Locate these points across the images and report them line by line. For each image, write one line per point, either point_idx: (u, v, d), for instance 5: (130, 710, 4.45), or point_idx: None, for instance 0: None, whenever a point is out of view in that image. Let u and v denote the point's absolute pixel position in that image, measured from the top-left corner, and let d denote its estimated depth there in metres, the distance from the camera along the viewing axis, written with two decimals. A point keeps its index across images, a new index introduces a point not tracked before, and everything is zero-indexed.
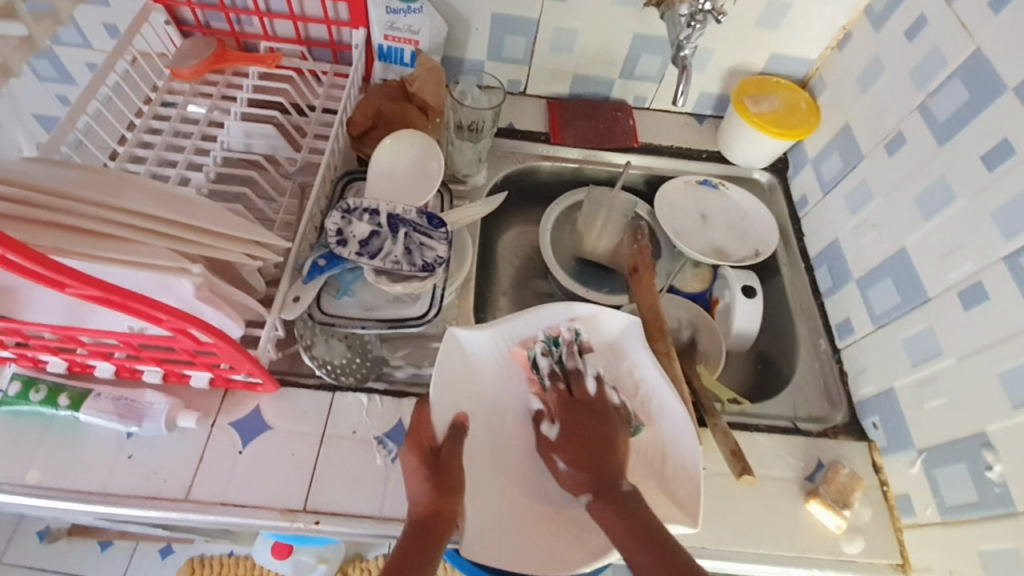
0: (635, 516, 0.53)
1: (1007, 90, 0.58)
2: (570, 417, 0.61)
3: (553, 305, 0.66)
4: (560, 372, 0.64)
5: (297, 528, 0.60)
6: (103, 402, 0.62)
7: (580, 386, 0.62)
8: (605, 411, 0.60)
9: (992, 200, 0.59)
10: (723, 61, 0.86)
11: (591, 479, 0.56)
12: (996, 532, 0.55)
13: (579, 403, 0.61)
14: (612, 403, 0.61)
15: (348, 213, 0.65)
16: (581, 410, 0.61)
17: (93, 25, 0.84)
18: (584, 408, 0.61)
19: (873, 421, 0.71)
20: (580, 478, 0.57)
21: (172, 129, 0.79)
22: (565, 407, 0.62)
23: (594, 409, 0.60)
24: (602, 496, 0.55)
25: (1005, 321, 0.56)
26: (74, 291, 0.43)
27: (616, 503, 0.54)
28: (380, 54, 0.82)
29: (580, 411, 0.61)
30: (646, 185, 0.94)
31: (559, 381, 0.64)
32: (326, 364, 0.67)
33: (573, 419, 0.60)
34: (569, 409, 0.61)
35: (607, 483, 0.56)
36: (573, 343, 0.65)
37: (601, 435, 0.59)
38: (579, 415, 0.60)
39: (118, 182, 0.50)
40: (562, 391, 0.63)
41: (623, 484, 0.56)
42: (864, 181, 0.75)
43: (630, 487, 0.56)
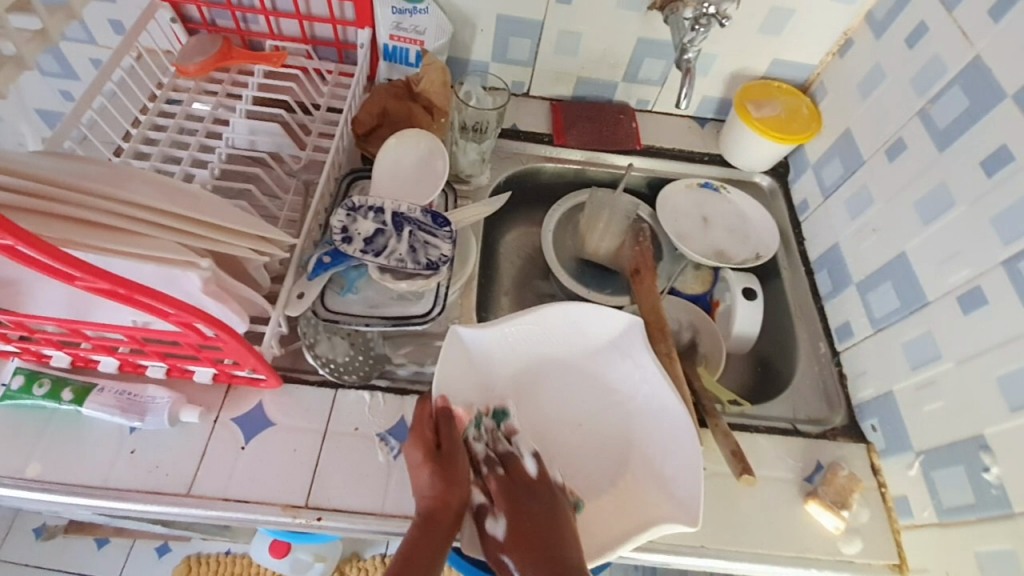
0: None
1: (1007, 96, 0.58)
2: (516, 509, 0.55)
3: (555, 305, 0.65)
4: (495, 458, 0.60)
5: (298, 524, 0.60)
6: (106, 396, 0.62)
7: (516, 467, 0.59)
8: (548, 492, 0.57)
9: (992, 205, 0.59)
10: (725, 65, 0.87)
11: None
12: (994, 533, 0.56)
13: (520, 485, 0.57)
14: (553, 483, 0.59)
15: (353, 211, 0.66)
16: (520, 501, 0.55)
17: (100, 21, 0.84)
18: (525, 495, 0.56)
19: (872, 424, 0.71)
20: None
21: (177, 126, 0.80)
22: (507, 499, 0.55)
23: (538, 502, 0.56)
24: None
25: (1004, 325, 0.57)
26: (83, 283, 0.43)
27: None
28: (386, 53, 0.83)
29: (524, 497, 0.56)
30: (648, 187, 0.95)
31: (497, 467, 0.58)
32: (329, 362, 0.66)
33: (517, 508, 0.55)
34: (510, 496, 0.56)
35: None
36: (496, 430, 0.62)
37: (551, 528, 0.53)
38: (522, 504, 0.55)
39: (127, 175, 0.50)
40: (500, 477, 0.58)
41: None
42: (864, 186, 0.76)
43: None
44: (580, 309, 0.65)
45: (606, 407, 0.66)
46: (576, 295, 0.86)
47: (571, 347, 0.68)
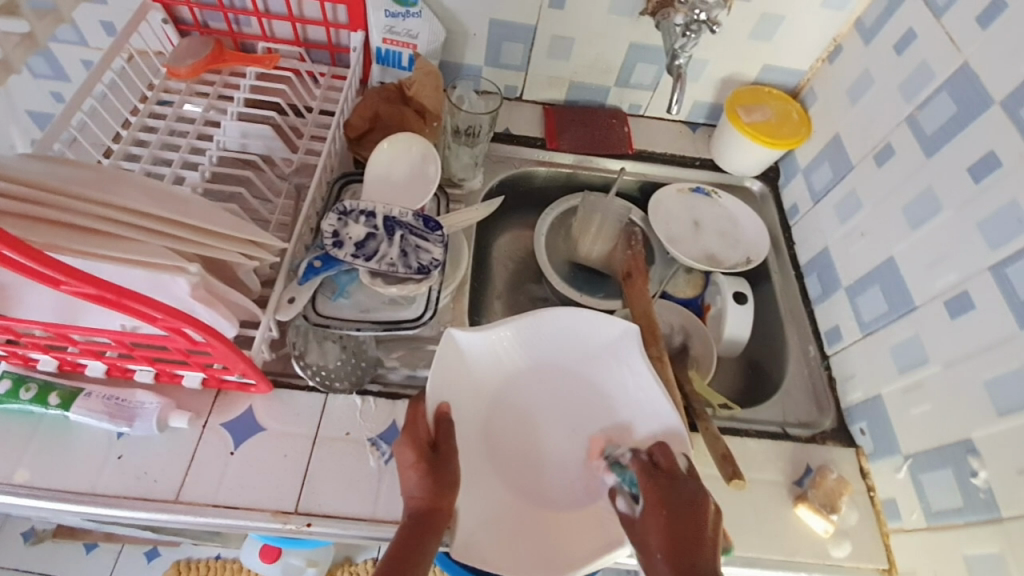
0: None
1: (994, 104, 0.59)
2: (664, 494, 0.53)
3: (552, 310, 0.65)
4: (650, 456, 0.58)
5: (288, 530, 0.60)
6: (94, 401, 0.61)
7: (667, 461, 0.57)
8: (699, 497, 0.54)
9: (979, 211, 0.60)
10: (717, 70, 0.87)
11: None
12: (982, 536, 0.56)
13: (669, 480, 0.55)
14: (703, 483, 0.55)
15: (345, 215, 0.66)
16: (682, 497, 0.53)
17: (91, 22, 0.84)
18: (674, 486, 0.54)
19: (860, 427, 0.72)
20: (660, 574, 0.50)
21: (168, 129, 0.79)
22: (660, 486, 0.54)
23: (688, 491, 0.54)
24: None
25: (990, 330, 0.57)
26: (69, 288, 0.43)
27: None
28: (378, 57, 0.83)
29: (669, 490, 0.54)
30: (639, 191, 0.95)
31: (645, 450, 0.58)
32: (320, 370, 0.66)
33: (667, 502, 0.53)
34: (657, 485, 0.54)
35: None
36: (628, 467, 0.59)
37: (691, 520, 0.52)
38: (673, 496, 0.53)
39: (116, 179, 0.50)
40: (651, 472, 0.56)
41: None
42: (853, 191, 0.77)
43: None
44: (574, 314, 0.65)
45: (600, 414, 0.66)
46: (567, 298, 0.85)
47: (568, 353, 0.67)
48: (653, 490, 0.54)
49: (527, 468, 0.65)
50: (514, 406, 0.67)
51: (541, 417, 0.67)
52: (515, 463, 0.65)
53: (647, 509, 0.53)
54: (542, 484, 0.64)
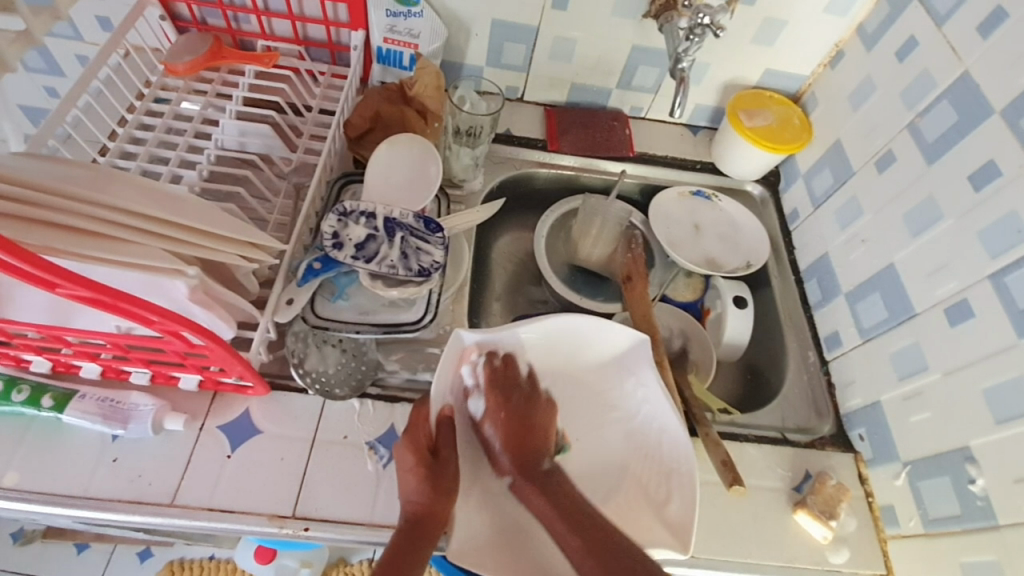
0: (562, 498, 0.58)
1: (994, 113, 0.59)
2: (505, 393, 0.63)
3: (564, 319, 0.64)
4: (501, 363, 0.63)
5: (285, 534, 0.59)
6: (88, 403, 0.61)
7: (511, 368, 0.64)
8: (531, 396, 0.64)
9: (979, 219, 0.60)
10: (719, 74, 0.87)
11: (513, 460, 0.60)
12: (979, 544, 0.57)
13: (512, 386, 0.63)
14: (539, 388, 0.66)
15: (344, 216, 0.65)
16: (509, 391, 0.63)
17: (87, 18, 0.83)
18: (507, 381, 0.63)
19: (859, 433, 0.72)
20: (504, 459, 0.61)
21: (165, 126, 0.78)
22: (498, 388, 0.62)
23: (514, 389, 0.63)
24: (528, 476, 0.59)
25: (988, 339, 0.58)
26: (64, 291, 0.43)
27: (542, 484, 0.58)
28: (379, 56, 0.82)
29: (510, 391, 0.63)
30: (640, 194, 0.95)
31: (496, 358, 0.63)
32: (319, 377, 0.66)
33: (505, 401, 0.62)
34: (497, 384, 0.62)
35: (531, 464, 0.60)
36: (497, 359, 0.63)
37: (526, 417, 0.63)
38: (509, 393, 0.63)
39: (114, 179, 0.49)
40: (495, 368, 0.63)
41: (546, 463, 0.61)
42: (854, 197, 0.77)
43: (549, 468, 0.60)
44: (587, 322, 0.64)
45: (603, 423, 0.66)
46: (567, 301, 0.85)
47: (578, 361, 0.67)
48: (492, 394, 0.62)
49: None
50: None
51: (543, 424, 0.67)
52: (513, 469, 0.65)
53: (489, 397, 0.62)
54: None
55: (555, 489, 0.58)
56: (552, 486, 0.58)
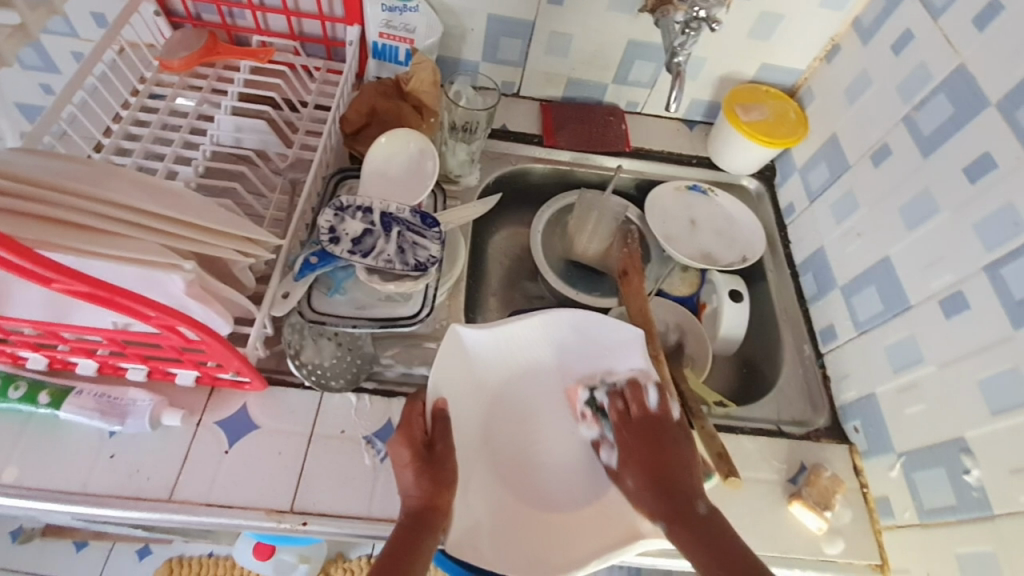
0: (712, 536, 0.51)
1: (990, 105, 0.59)
2: (641, 429, 0.60)
3: (558, 316, 0.66)
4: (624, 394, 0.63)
5: (283, 528, 0.59)
6: (85, 399, 0.61)
7: (639, 399, 0.62)
8: (665, 425, 0.60)
9: (973, 212, 0.60)
10: (715, 69, 0.87)
11: (657, 501, 0.55)
12: (974, 535, 0.57)
13: (640, 421, 0.61)
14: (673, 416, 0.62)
15: (341, 211, 0.65)
16: (645, 426, 0.61)
17: (81, 13, 0.82)
18: (644, 421, 0.61)
19: (854, 425, 0.72)
20: (649, 500, 0.56)
21: (160, 122, 0.78)
22: (631, 426, 0.61)
23: (648, 422, 0.61)
24: (675, 517, 0.53)
25: (983, 331, 0.58)
26: (61, 286, 0.43)
27: (687, 525, 0.52)
28: (375, 51, 0.82)
29: (642, 430, 0.60)
30: (636, 189, 0.95)
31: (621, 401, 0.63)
32: (315, 369, 0.66)
33: (646, 435, 0.60)
34: (631, 423, 0.61)
35: (680, 503, 0.54)
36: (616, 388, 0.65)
37: (665, 453, 0.58)
38: (647, 428, 0.60)
39: (109, 174, 0.49)
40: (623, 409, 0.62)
41: (700, 505, 0.54)
42: (849, 191, 0.77)
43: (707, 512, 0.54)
44: (576, 318, 0.66)
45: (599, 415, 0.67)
46: (563, 296, 0.86)
47: (572, 353, 0.68)
48: (622, 434, 0.61)
49: (526, 471, 0.65)
50: (515, 405, 0.67)
51: (539, 418, 0.67)
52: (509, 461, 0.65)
53: (624, 437, 0.61)
54: (537, 487, 0.64)
55: (706, 530, 0.52)
56: (701, 523, 0.52)
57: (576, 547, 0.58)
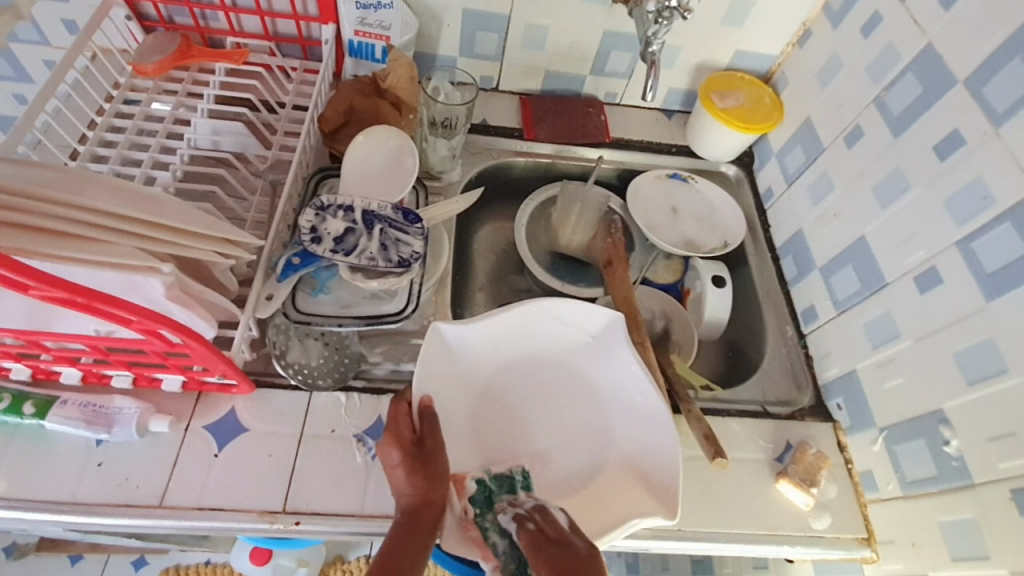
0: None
1: (957, 83, 0.60)
2: (556, 570, 0.49)
3: (538, 306, 0.65)
4: (526, 514, 0.55)
5: (276, 529, 0.59)
6: (70, 408, 0.60)
7: (549, 521, 0.54)
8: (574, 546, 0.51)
9: (945, 188, 0.62)
10: (691, 57, 0.88)
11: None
12: (955, 503, 0.59)
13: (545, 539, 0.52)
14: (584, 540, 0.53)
15: (322, 210, 0.65)
16: (546, 544, 0.51)
17: (51, 20, 0.81)
18: (549, 555, 0.50)
19: (838, 403, 0.74)
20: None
21: (136, 128, 0.77)
22: (544, 557, 0.50)
23: (555, 561, 0.49)
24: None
25: (957, 304, 0.59)
26: (39, 293, 0.42)
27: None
28: (351, 49, 0.82)
29: (541, 545, 0.52)
30: (618, 179, 0.96)
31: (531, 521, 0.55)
32: (301, 369, 0.66)
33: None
34: (544, 556, 0.50)
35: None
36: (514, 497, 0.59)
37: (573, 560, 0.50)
38: (567, 571, 0.49)
39: (85, 178, 0.48)
40: (530, 532, 0.53)
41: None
42: (825, 172, 0.78)
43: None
44: (557, 306, 0.65)
45: (589, 401, 0.67)
46: (550, 288, 0.86)
47: (557, 341, 0.68)
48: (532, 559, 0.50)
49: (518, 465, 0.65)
50: (506, 399, 0.67)
51: (528, 406, 0.67)
52: (503, 456, 0.66)
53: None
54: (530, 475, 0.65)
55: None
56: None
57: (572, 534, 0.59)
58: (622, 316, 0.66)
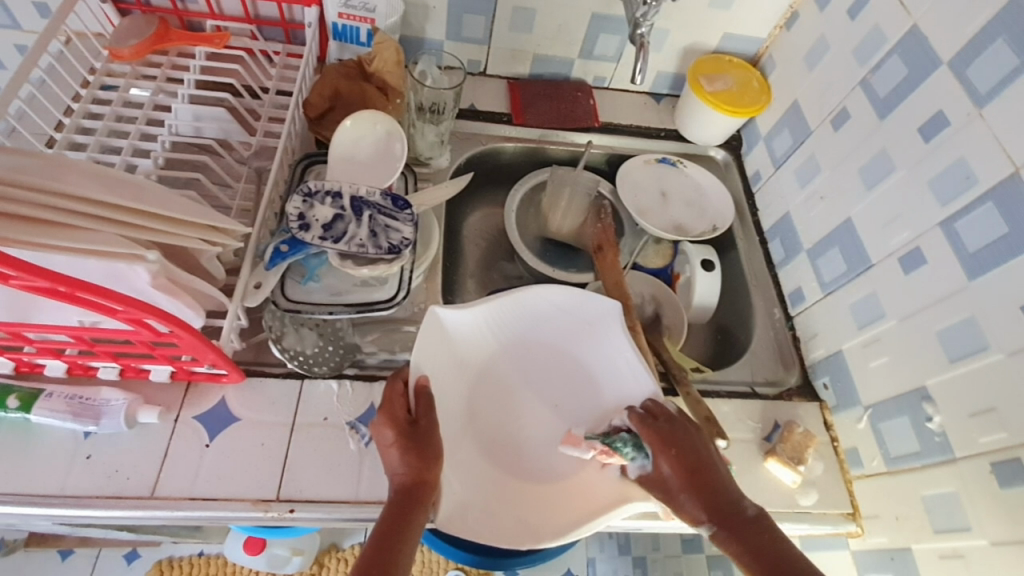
0: (759, 540, 0.50)
1: (942, 64, 0.61)
2: (666, 437, 0.54)
3: (535, 292, 0.65)
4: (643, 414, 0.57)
5: (271, 517, 0.59)
6: (56, 401, 0.59)
7: (663, 411, 0.57)
8: (690, 427, 0.55)
9: (930, 168, 0.62)
10: (679, 40, 0.88)
11: (703, 507, 0.52)
12: (937, 477, 0.60)
13: (665, 422, 0.55)
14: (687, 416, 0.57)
15: (310, 196, 0.64)
16: (674, 430, 0.55)
17: (22, 4, 0.79)
18: (679, 431, 0.55)
19: (824, 382, 0.75)
20: (694, 509, 0.52)
21: (115, 114, 0.75)
22: (655, 430, 0.55)
23: (682, 425, 0.55)
24: (720, 520, 0.51)
25: (940, 284, 0.60)
26: (19, 282, 0.42)
27: (735, 528, 0.51)
28: (335, 33, 0.81)
29: (669, 430, 0.55)
30: (607, 164, 0.96)
31: (639, 407, 0.57)
32: (298, 355, 0.65)
33: (672, 443, 0.54)
34: (660, 432, 0.54)
35: (728, 509, 0.52)
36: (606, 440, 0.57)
37: (701, 459, 0.54)
38: (676, 435, 0.54)
39: (63, 163, 0.47)
40: (644, 418, 0.56)
41: (747, 505, 0.52)
42: (812, 156, 0.79)
43: (753, 510, 0.52)
44: (553, 294, 0.65)
45: (582, 387, 0.67)
46: (540, 274, 0.86)
47: (556, 326, 0.68)
48: (649, 434, 0.54)
49: (514, 446, 0.66)
50: (504, 381, 0.68)
51: (524, 390, 0.68)
52: (500, 438, 0.66)
53: (658, 458, 0.54)
54: (523, 457, 0.65)
55: (752, 533, 0.50)
56: (747, 525, 0.51)
57: (557, 517, 0.60)
58: (619, 304, 0.66)
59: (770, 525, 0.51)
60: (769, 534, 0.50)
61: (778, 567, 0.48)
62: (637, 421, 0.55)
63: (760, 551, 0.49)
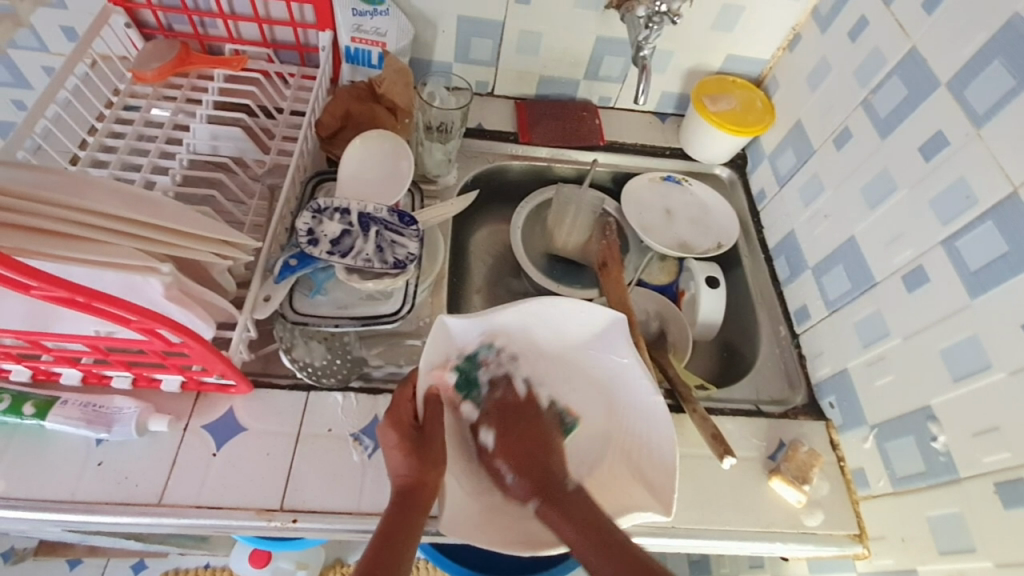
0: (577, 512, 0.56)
1: (941, 85, 0.62)
2: (507, 420, 0.65)
3: (532, 304, 0.64)
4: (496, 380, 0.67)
5: (274, 527, 0.60)
6: (70, 408, 0.61)
7: (512, 394, 0.67)
8: (535, 413, 0.66)
9: (931, 187, 0.62)
10: (684, 62, 0.89)
11: (529, 482, 0.60)
12: (942, 498, 0.59)
13: (512, 408, 0.66)
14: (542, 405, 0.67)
15: (319, 212, 0.66)
16: (515, 415, 0.65)
17: (51, 28, 0.83)
18: (519, 416, 0.65)
19: (830, 401, 0.75)
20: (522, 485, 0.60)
21: (136, 133, 0.78)
22: (500, 416, 0.65)
23: (527, 416, 0.65)
24: (540, 493, 0.58)
25: (943, 303, 0.60)
26: (39, 292, 0.43)
27: (553, 498, 0.57)
28: (348, 56, 0.83)
29: (511, 413, 0.65)
30: (613, 182, 0.97)
31: (503, 390, 0.67)
32: (306, 366, 0.66)
33: (510, 426, 0.64)
34: (503, 418, 0.65)
35: (552, 485, 0.59)
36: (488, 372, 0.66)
37: (534, 443, 0.63)
38: (513, 420, 0.65)
39: (80, 179, 0.49)
40: (495, 403, 0.66)
41: (569, 483, 0.59)
42: (815, 175, 0.80)
43: (575, 486, 0.59)
44: (546, 305, 0.64)
45: (599, 402, 0.67)
46: (545, 288, 0.87)
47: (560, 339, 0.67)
48: (497, 419, 0.65)
49: None
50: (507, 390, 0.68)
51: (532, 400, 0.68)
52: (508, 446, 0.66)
53: (497, 436, 0.64)
54: None
55: (566, 503, 0.57)
56: (563, 498, 0.57)
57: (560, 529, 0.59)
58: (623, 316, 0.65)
59: (586, 497, 0.58)
60: (586, 504, 0.57)
61: (588, 525, 0.54)
62: (491, 405, 0.66)
63: (570, 519, 0.55)
